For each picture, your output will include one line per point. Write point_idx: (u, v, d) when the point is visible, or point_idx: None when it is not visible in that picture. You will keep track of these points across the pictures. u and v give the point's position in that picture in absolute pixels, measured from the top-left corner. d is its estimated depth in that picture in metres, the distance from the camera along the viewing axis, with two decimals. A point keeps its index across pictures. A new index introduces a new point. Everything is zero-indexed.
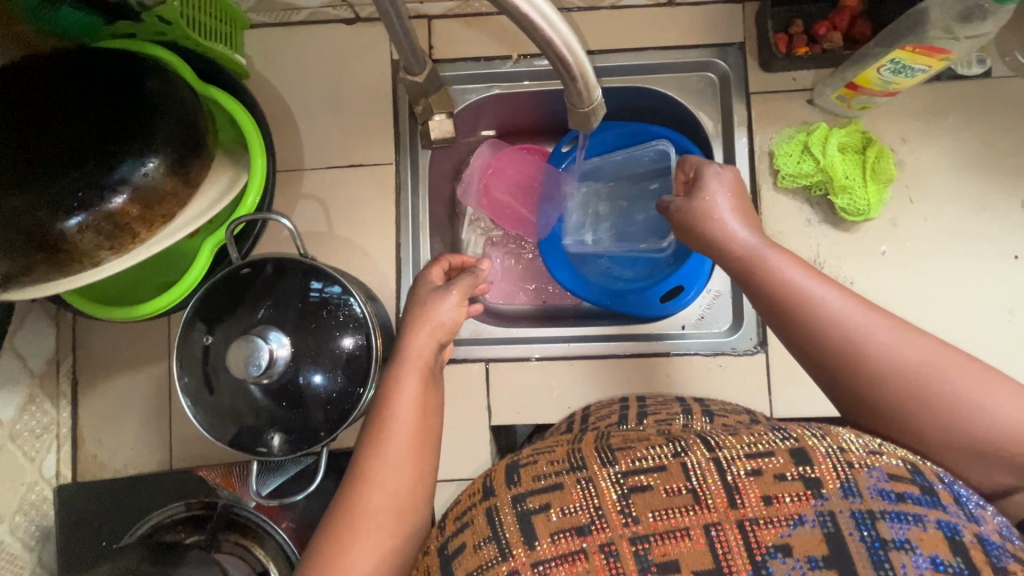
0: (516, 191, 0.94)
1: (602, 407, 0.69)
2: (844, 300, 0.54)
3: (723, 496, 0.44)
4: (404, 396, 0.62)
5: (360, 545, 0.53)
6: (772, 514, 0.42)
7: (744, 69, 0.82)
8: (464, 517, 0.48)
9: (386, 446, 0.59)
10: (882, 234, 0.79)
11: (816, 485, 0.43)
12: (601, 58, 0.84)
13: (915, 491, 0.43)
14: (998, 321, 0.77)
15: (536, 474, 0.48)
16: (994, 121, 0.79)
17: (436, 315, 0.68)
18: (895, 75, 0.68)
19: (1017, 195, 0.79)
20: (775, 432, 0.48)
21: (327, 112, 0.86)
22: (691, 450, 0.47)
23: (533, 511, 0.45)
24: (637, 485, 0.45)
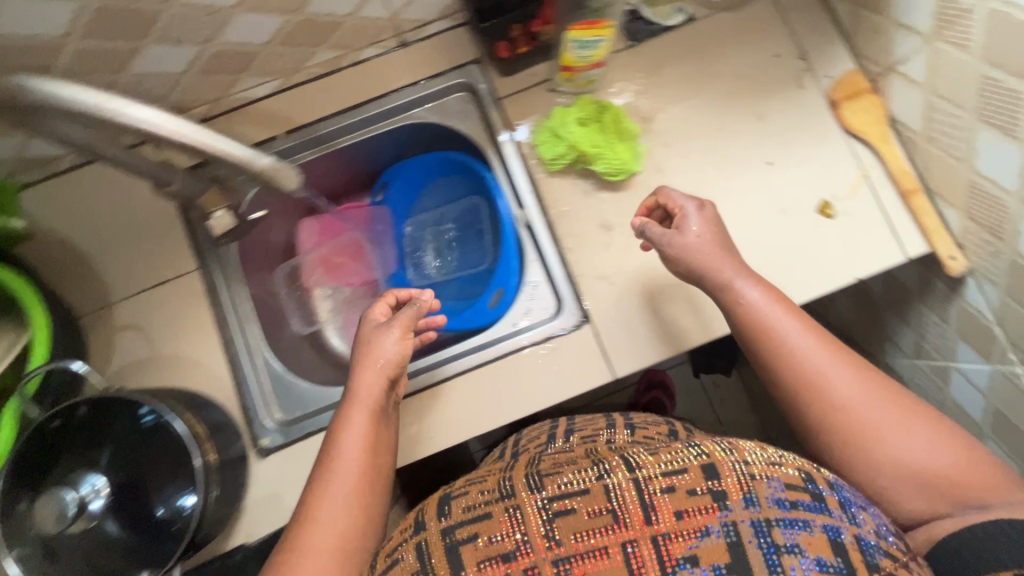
0: (347, 248, 1.06)
1: (533, 429, 0.76)
2: (809, 333, 0.68)
3: (641, 514, 0.50)
4: (348, 442, 0.69)
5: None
6: (683, 527, 0.50)
7: (489, 79, 0.89)
8: (394, 553, 0.54)
9: (334, 486, 0.67)
10: (653, 181, 0.85)
11: (722, 497, 0.51)
12: (360, 111, 0.90)
13: (808, 498, 0.51)
14: (772, 222, 0.85)
15: (466, 508, 0.54)
16: (710, 55, 0.88)
17: (380, 351, 0.74)
18: (583, 51, 0.74)
19: (751, 110, 0.87)
20: (689, 449, 0.55)
21: (121, 242, 0.87)
22: (613, 473, 0.53)
23: (463, 541, 0.51)
24: (561, 509, 0.51)
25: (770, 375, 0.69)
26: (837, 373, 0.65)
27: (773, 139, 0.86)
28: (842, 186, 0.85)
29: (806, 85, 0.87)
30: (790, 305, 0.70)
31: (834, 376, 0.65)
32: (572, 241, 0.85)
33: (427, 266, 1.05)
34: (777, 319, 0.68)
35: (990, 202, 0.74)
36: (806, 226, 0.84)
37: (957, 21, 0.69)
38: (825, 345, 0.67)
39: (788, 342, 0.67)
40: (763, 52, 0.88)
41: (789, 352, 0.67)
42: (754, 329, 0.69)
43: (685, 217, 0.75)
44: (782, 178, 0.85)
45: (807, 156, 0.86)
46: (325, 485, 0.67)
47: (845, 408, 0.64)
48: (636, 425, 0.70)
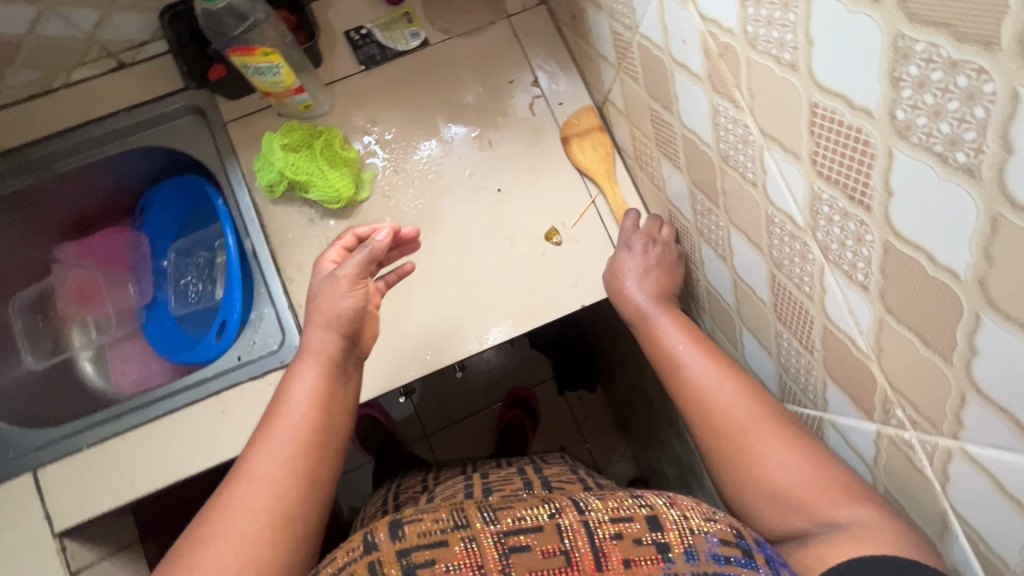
0: (107, 277, 1.02)
1: (445, 493, 0.75)
2: (702, 359, 0.69)
3: (591, 557, 0.52)
4: (297, 395, 0.66)
5: (207, 568, 0.53)
6: (634, 574, 0.51)
7: (212, 101, 0.85)
8: (344, 569, 0.51)
9: (246, 481, 0.60)
10: (380, 208, 0.84)
11: (665, 549, 0.52)
12: (75, 134, 0.86)
13: (739, 553, 0.53)
14: (502, 250, 0.84)
15: (422, 529, 0.53)
16: (444, 81, 0.87)
17: (332, 303, 0.69)
18: (265, 78, 0.73)
19: (485, 136, 0.86)
20: (633, 499, 0.57)
21: None
22: (564, 513, 0.54)
23: (419, 566, 0.50)
24: (516, 545, 0.52)
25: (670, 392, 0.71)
26: (725, 398, 0.65)
27: (506, 165, 0.86)
28: (570, 213, 0.85)
29: (539, 112, 0.87)
30: (698, 337, 0.72)
31: (719, 397, 0.66)
32: (295, 270, 0.82)
33: (185, 296, 1.00)
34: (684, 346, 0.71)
35: (687, 229, 0.76)
36: (533, 254, 0.83)
37: (627, 53, 0.70)
38: (716, 371, 0.67)
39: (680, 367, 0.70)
40: (497, 78, 0.88)
41: (680, 381, 0.69)
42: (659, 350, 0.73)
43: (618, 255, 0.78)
44: (514, 204, 0.85)
45: (536, 183, 0.85)
46: (260, 454, 0.61)
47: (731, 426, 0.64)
48: (550, 484, 0.74)
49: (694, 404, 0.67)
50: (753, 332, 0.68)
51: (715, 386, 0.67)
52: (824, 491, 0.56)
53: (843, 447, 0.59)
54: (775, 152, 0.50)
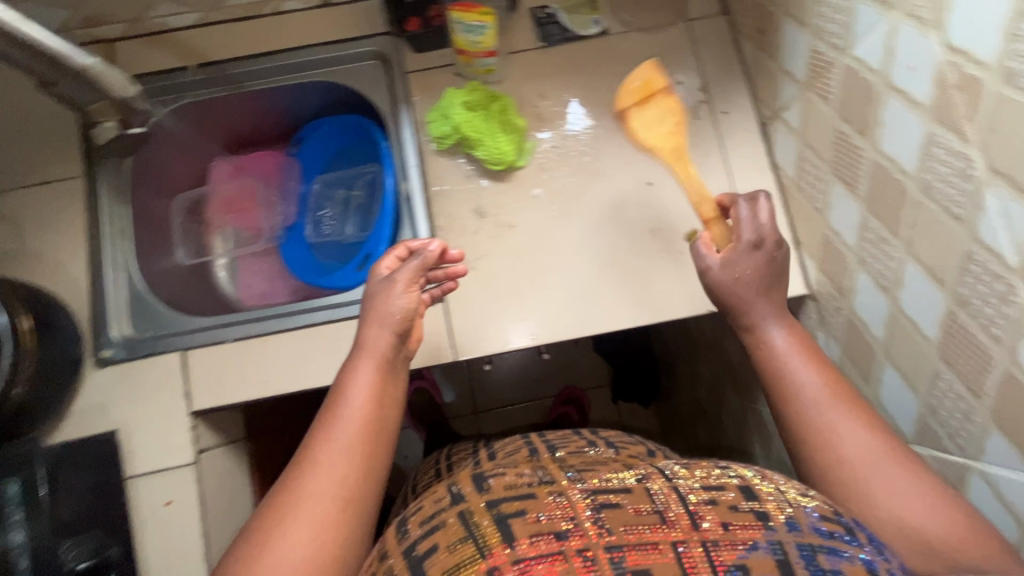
0: (253, 193, 1.10)
1: (507, 446, 0.79)
2: (819, 385, 0.65)
3: (686, 518, 0.50)
4: (353, 387, 0.69)
5: (283, 550, 0.57)
6: (731, 537, 0.49)
7: (399, 53, 0.92)
8: (431, 521, 0.54)
9: (319, 456, 0.64)
10: (533, 178, 0.87)
11: (764, 517, 0.51)
12: (270, 58, 0.93)
13: (842, 530, 0.51)
14: (641, 240, 0.86)
15: (506, 487, 0.55)
16: (615, 70, 0.90)
17: (387, 305, 0.73)
18: (470, 35, 0.77)
19: (644, 130, 0.89)
20: (722, 470, 0.57)
21: (17, 137, 0.90)
22: (653, 480, 0.55)
23: (509, 515, 0.51)
24: (606, 502, 0.52)
25: (778, 419, 0.67)
26: (848, 430, 0.61)
27: (659, 161, 0.88)
28: (715, 220, 0.86)
29: (701, 117, 0.89)
30: (808, 346, 0.69)
31: (835, 425, 0.62)
32: (445, 220, 0.87)
33: (321, 225, 1.07)
34: (795, 367, 0.67)
35: (840, 256, 0.76)
36: (672, 251, 0.85)
37: (824, 72, 0.71)
38: (835, 400, 0.63)
39: (794, 396, 0.65)
40: (667, 78, 0.90)
41: (793, 411, 0.65)
42: (766, 370, 0.69)
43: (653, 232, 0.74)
44: (660, 200, 0.87)
45: (687, 185, 0.87)
46: (320, 447, 0.65)
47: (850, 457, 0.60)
48: (613, 442, 0.76)
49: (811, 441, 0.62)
50: (899, 367, 0.68)
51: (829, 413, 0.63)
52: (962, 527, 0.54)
53: (989, 497, 0.58)
54: (1001, 190, 0.50)
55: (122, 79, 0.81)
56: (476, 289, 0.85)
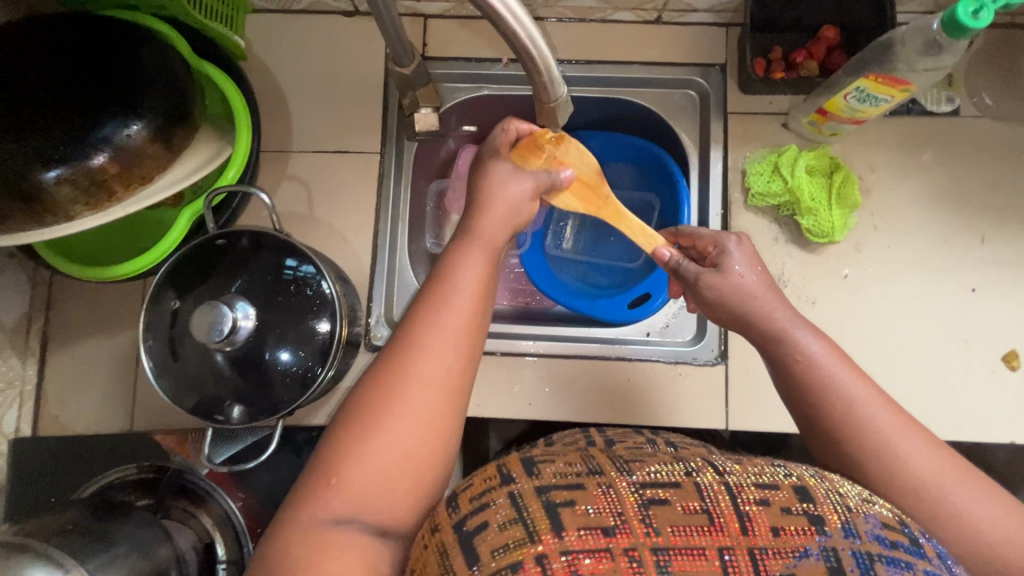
0: None
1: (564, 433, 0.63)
2: (876, 398, 0.56)
3: (736, 519, 0.40)
4: (461, 276, 0.56)
5: (376, 454, 0.48)
6: (780, 544, 0.39)
7: (723, 90, 0.85)
8: (481, 498, 0.42)
9: (423, 337, 0.52)
10: (845, 256, 0.81)
11: (819, 521, 0.40)
12: (593, 68, 0.87)
13: (905, 540, 0.41)
14: (952, 350, 0.79)
15: (559, 468, 0.44)
16: (958, 157, 0.82)
17: (508, 194, 0.60)
18: (859, 104, 0.69)
19: (978, 230, 0.81)
20: (776, 467, 0.46)
21: (318, 98, 0.88)
22: (701, 472, 0.44)
23: (558, 504, 0.41)
24: (655, 497, 0.41)
25: (813, 423, 0.57)
26: (916, 444, 0.53)
27: (988, 268, 0.80)
28: None
29: None
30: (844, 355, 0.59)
31: (907, 438, 0.53)
32: None
33: (564, 241, 1.02)
34: (850, 379, 0.56)
35: None
36: (983, 368, 0.79)
37: None
38: (893, 416, 0.55)
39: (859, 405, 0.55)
40: (1015, 177, 0.81)
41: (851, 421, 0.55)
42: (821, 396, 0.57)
43: (728, 252, 0.66)
44: (982, 311, 0.80)
45: (1016, 300, 0.80)
46: (423, 331, 0.53)
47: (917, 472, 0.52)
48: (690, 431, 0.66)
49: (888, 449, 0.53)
50: None
51: (887, 417, 0.55)
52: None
53: None
54: None
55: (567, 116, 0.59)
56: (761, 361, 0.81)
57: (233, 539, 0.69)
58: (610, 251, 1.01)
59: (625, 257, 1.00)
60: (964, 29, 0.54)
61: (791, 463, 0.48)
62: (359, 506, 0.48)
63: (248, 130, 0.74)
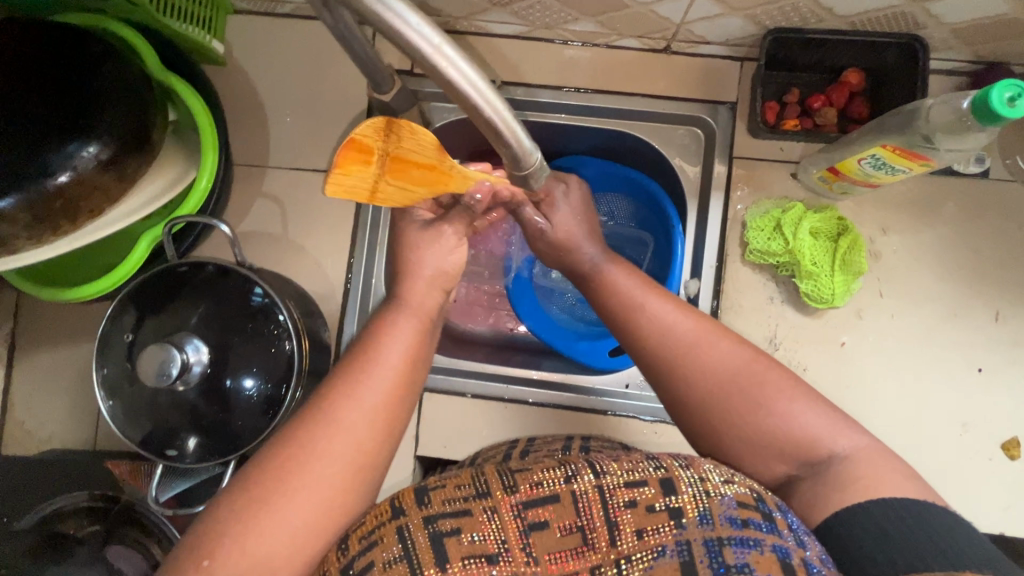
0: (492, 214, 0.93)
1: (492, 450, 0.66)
2: (669, 312, 0.57)
3: (606, 532, 0.43)
4: (393, 349, 0.55)
5: (268, 529, 0.44)
6: (641, 546, 0.42)
7: (731, 131, 0.79)
8: (371, 534, 0.43)
9: (343, 412, 0.50)
10: (844, 323, 0.76)
11: (677, 515, 0.42)
12: (590, 98, 0.81)
13: (758, 517, 0.42)
14: (948, 433, 0.74)
15: (447, 494, 0.44)
16: (981, 223, 0.75)
17: (437, 260, 0.64)
18: (874, 170, 0.63)
19: (993, 306, 0.75)
20: (647, 459, 0.46)
21: (299, 111, 0.83)
22: (580, 476, 0.44)
23: (444, 533, 0.42)
24: (536, 521, 0.43)
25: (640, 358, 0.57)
26: (716, 347, 0.54)
27: (999, 347, 0.74)
28: None
29: None
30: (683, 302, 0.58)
31: (702, 349, 0.54)
32: None
33: (554, 269, 0.97)
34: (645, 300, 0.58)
35: None
36: (977, 454, 0.74)
37: None
38: (697, 323, 0.56)
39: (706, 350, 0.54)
40: None
41: (687, 373, 0.53)
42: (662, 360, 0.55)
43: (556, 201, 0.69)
44: (985, 393, 0.74)
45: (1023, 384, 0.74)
46: (342, 404, 0.50)
47: (717, 377, 0.52)
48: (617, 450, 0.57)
49: (733, 399, 0.51)
50: None
51: (686, 324, 0.55)
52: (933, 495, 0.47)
53: None
54: None
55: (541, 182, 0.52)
56: None
57: None
58: None
59: None
60: (996, 117, 0.48)
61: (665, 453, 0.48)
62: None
63: (213, 158, 0.69)
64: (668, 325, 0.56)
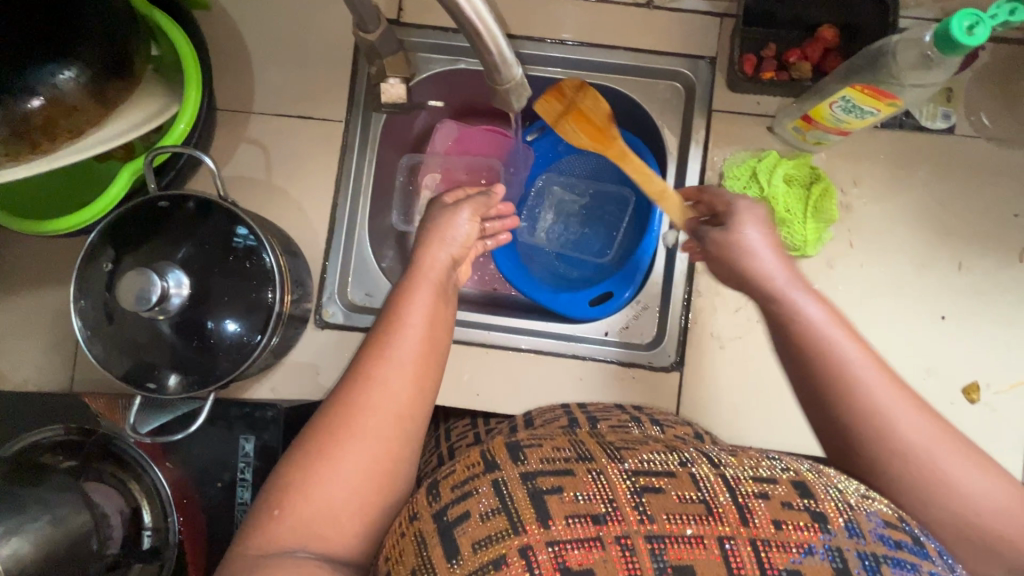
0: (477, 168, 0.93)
1: (544, 412, 0.66)
2: (826, 319, 0.53)
3: (735, 510, 0.40)
4: (412, 314, 0.57)
5: (331, 478, 0.48)
6: (782, 538, 0.39)
7: (711, 84, 0.80)
8: (463, 486, 0.42)
9: (382, 372, 0.53)
10: (816, 272, 0.78)
11: (822, 518, 0.40)
12: (576, 51, 0.82)
13: (910, 540, 0.41)
14: (913, 378, 0.77)
15: (545, 454, 0.44)
16: (947, 178, 0.78)
17: (448, 229, 0.65)
18: (845, 114, 0.65)
19: (956, 257, 0.78)
20: (770, 461, 0.46)
21: (286, 57, 0.83)
22: (697, 463, 0.44)
23: (546, 490, 0.41)
24: (649, 485, 0.41)
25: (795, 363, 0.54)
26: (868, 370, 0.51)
27: (962, 297, 0.78)
28: (1001, 378, 0.77)
29: None
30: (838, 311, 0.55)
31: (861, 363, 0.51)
32: (706, 284, 0.79)
33: (538, 228, 0.97)
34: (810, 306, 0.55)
35: None
36: (942, 399, 0.77)
37: None
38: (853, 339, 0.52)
39: (831, 349, 0.52)
40: (1002, 204, 0.78)
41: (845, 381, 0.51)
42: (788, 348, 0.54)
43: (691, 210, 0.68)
44: (948, 340, 0.77)
45: (984, 333, 0.77)
46: (378, 365, 0.53)
47: (876, 402, 0.50)
48: (658, 420, 0.63)
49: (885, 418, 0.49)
50: None
51: (839, 335, 0.52)
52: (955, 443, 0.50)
53: None
54: None
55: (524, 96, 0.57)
56: (717, 371, 0.78)
57: (157, 506, 0.68)
58: (584, 244, 0.96)
59: (597, 254, 0.95)
60: (957, 45, 0.50)
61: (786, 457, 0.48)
62: (310, 541, 0.47)
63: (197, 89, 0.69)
64: (817, 325, 0.53)
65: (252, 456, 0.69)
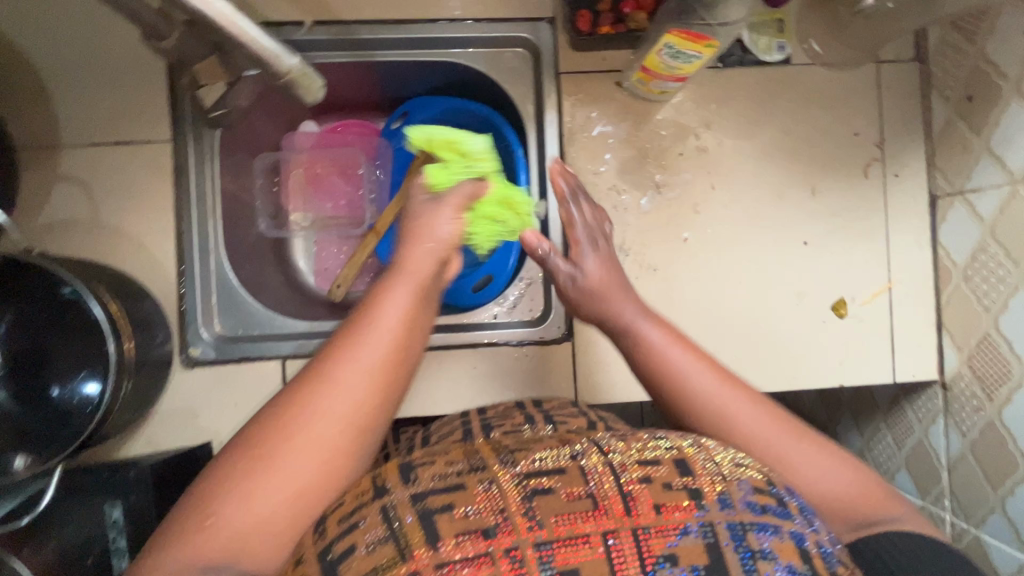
0: (339, 161, 0.94)
1: (442, 426, 0.62)
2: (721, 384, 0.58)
3: (619, 500, 0.39)
4: (383, 314, 0.50)
5: (265, 485, 0.44)
6: (662, 522, 0.39)
7: (554, 46, 0.79)
8: (350, 518, 0.40)
9: (341, 373, 0.47)
10: (682, 220, 0.79)
11: (697, 496, 0.40)
12: (413, 29, 0.78)
13: (774, 503, 0.42)
14: (786, 304, 0.80)
15: (436, 471, 0.42)
16: (791, 107, 0.81)
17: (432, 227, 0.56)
18: (674, 61, 0.65)
19: (809, 182, 0.81)
20: (656, 443, 0.46)
21: (90, 78, 0.74)
22: (587, 455, 0.43)
23: (436, 510, 0.39)
24: (538, 487, 0.40)
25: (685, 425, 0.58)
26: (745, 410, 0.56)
27: (821, 219, 0.81)
28: (864, 290, 0.82)
29: (872, 176, 0.82)
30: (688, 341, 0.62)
31: (743, 413, 0.56)
32: None
33: None
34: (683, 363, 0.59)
35: (998, 362, 0.73)
36: (815, 319, 0.81)
37: None
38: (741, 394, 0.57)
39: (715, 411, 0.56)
40: (843, 125, 0.81)
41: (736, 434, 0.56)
42: (651, 370, 0.60)
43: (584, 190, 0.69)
44: (813, 262, 0.81)
45: (844, 249, 0.81)
46: (341, 363, 0.48)
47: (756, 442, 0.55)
48: (554, 417, 0.58)
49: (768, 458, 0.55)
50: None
51: (729, 398, 0.57)
52: (784, 434, 0.56)
53: None
54: None
55: (318, 89, 0.64)
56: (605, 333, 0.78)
57: None
58: None
59: None
60: None
61: (671, 436, 0.48)
62: (236, 550, 0.42)
63: None
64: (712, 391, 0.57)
65: (123, 522, 0.64)
